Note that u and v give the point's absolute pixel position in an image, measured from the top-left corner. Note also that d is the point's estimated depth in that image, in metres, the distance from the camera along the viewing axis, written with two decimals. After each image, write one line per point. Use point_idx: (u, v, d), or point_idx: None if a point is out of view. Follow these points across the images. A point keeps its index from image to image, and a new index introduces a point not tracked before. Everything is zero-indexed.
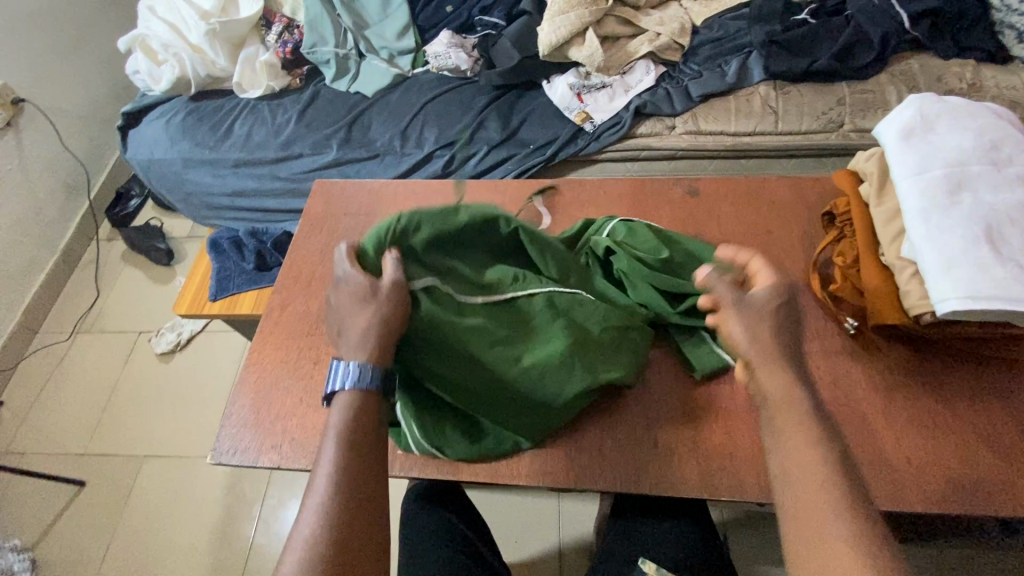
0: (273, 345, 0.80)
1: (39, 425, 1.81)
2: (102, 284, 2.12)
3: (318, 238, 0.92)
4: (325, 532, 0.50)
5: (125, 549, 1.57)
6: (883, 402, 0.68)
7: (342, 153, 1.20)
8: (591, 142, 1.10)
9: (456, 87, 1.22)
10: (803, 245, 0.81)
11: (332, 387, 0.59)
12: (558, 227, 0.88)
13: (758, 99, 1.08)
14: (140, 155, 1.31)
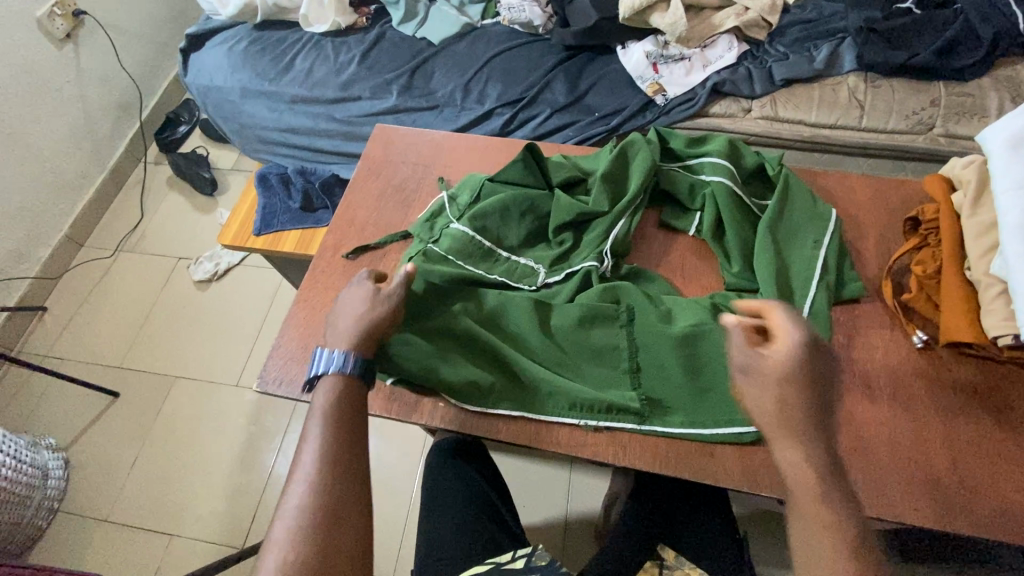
0: (324, 286, 0.80)
1: (80, 334, 1.88)
2: (147, 205, 2.16)
3: (376, 184, 0.90)
4: (320, 486, 0.58)
5: (153, 461, 1.65)
6: (944, 422, 0.65)
7: (402, 100, 1.17)
8: (660, 117, 1.05)
9: (526, 43, 1.18)
10: (877, 250, 0.77)
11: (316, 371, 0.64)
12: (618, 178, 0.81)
13: (845, 91, 1.02)
14: (199, 80, 1.31)
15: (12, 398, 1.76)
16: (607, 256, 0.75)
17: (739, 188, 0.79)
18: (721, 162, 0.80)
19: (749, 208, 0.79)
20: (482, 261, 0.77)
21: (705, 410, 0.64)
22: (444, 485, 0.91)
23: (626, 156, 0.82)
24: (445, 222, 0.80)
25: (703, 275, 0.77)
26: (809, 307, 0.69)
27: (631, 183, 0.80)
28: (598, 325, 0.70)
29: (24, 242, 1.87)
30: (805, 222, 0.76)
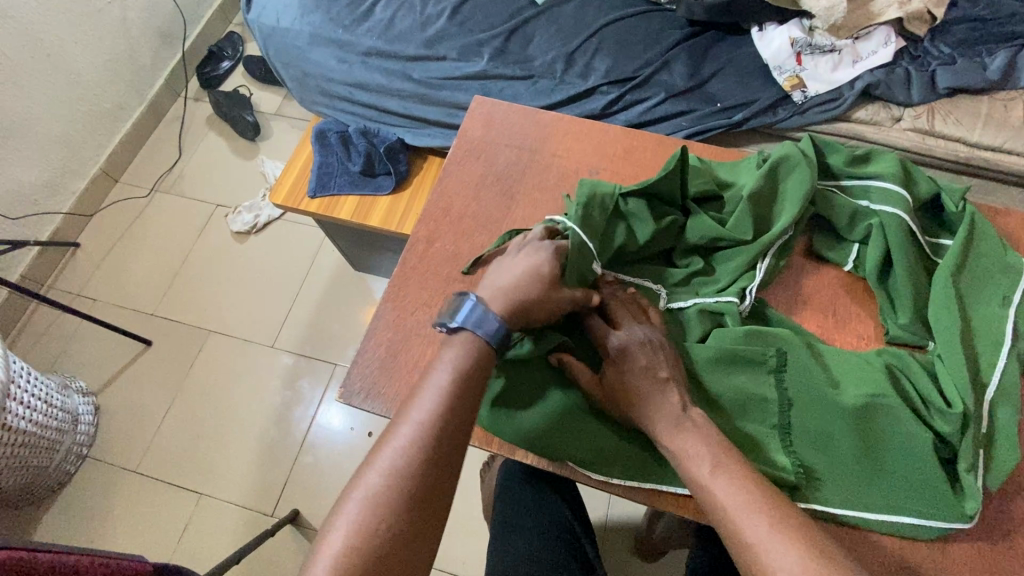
0: (415, 284, 0.70)
1: (113, 276, 1.82)
2: (185, 144, 2.05)
3: (474, 168, 0.79)
4: (422, 457, 0.49)
5: (184, 416, 1.60)
6: None
7: (493, 66, 1.04)
8: (794, 116, 0.91)
9: (643, 12, 1.03)
10: None
11: (461, 323, 0.56)
12: (771, 198, 0.68)
13: (1017, 109, 0.88)
14: (263, 19, 1.17)
15: (43, 336, 1.71)
16: (747, 295, 0.64)
17: (914, 221, 0.65)
18: (895, 189, 0.66)
19: (919, 246, 0.66)
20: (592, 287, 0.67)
21: (873, 488, 0.55)
22: (523, 504, 0.85)
23: (777, 174, 0.69)
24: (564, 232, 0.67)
25: (855, 321, 0.66)
26: (998, 378, 0.58)
27: (783, 211, 0.67)
28: (743, 370, 0.60)
29: (58, 173, 1.78)
30: (998, 272, 0.63)
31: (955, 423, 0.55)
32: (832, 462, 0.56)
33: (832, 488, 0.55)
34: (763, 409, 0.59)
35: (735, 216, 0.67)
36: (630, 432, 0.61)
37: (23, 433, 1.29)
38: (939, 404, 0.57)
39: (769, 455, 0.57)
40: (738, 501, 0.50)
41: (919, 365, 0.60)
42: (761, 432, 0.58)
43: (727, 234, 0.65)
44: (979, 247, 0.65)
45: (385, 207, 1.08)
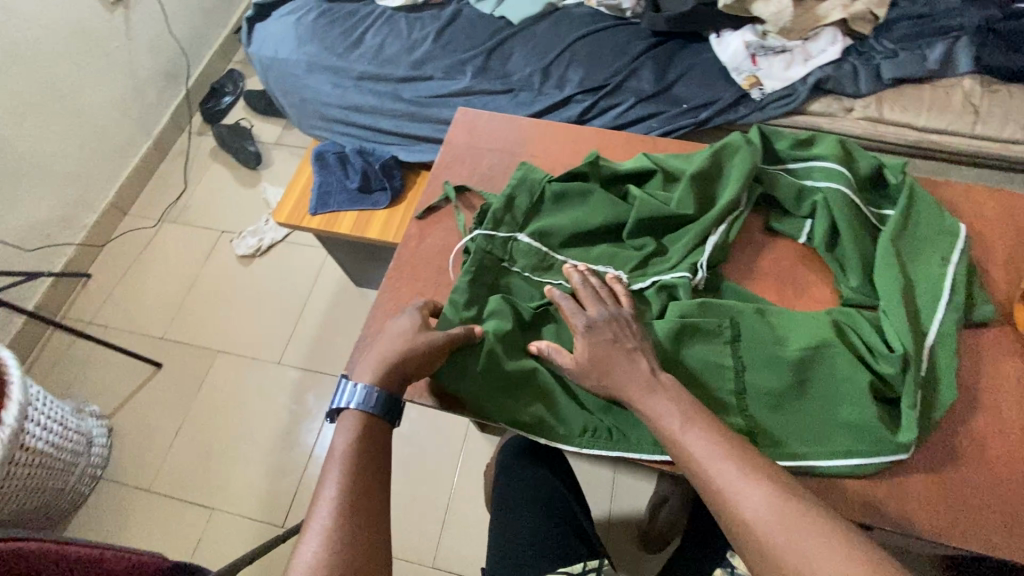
0: (411, 275, 0.77)
1: (123, 303, 1.89)
2: (190, 176, 2.15)
3: (460, 171, 0.86)
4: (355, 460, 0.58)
5: (194, 434, 1.65)
6: None
7: (476, 82, 1.12)
8: (755, 112, 0.99)
9: (611, 27, 1.12)
10: (1007, 271, 0.72)
11: (337, 405, 0.61)
12: (714, 177, 0.77)
13: (958, 95, 0.95)
14: (263, 51, 1.27)
15: (57, 364, 1.77)
16: (700, 268, 0.71)
17: (855, 193, 0.73)
18: (834, 167, 0.74)
19: (864, 217, 0.73)
20: (547, 270, 0.75)
21: (819, 437, 0.61)
22: (521, 481, 0.90)
23: (721, 158, 0.78)
24: (510, 230, 0.76)
25: (813, 288, 0.73)
26: (937, 327, 0.64)
27: (727, 187, 0.76)
28: (699, 340, 0.66)
29: (69, 208, 1.87)
30: (938, 236, 0.70)
31: (898, 364, 0.61)
32: (791, 412, 0.63)
33: (786, 441, 0.61)
34: (718, 374, 0.64)
35: (678, 194, 0.76)
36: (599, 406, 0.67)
37: (42, 452, 1.34)
38: (882, 350, 0.63)
39: (732, 411, 0.63)
40: (705, 443, 0.56)
41: (865, 319, 0.66)
42: (721, 396, 0.64)
43: (674, 211, 0.74)
44: (919, 216, 0.71)
45: (381, 221, 1.14)
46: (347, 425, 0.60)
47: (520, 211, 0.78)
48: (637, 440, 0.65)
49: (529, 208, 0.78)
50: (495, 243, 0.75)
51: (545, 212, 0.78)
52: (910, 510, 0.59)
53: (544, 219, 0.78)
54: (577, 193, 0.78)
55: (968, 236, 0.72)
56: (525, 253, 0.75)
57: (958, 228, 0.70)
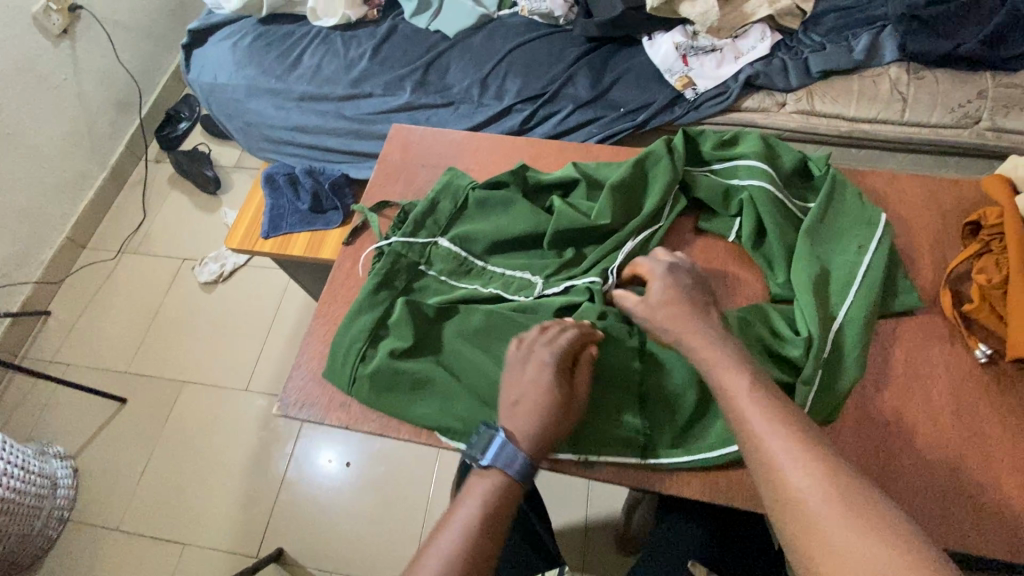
0: (344, 298, 0.76)
1: (85, 339, 1.85)
2: (149, 205, 2.11)
3: (394, 188, 0.85)
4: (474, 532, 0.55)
5: (163, 468, 1.62)
6: (1012, 442, 0.62)
7: (416, 97, 1.12)
8: (690, 112, 1.00)
9: (547, 34, 1.13)
10: (933, 256, 0.73)
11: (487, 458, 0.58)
12: (637, 182, 0.78)
13: (887, 83, 0.97)
14: (202, 77, 1.25)
15: (18, 406, 1.73)
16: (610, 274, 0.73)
17: (779, 190, 0.74)
18: (757, 165, 0.75)
19: (790, 212, 0.74)
20: (464, 275, 0.77)
21: (714, 433, 0.63)
22: None
23: (644, 166, 0.79)
24: (429, 235, 0.78)
25: (745, 285, 0.73)
26: (845, 311, 0.67)
27: (649, 195, 0.78)
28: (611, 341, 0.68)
29: (24, 245, 1.83)
30: (857, 227, 0.72)
31: (801, 347, 0.64)
32: (706, 407, 0.65)
33: (677, 443, 0.64)
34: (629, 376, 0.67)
35: (598, 206, 0.77)
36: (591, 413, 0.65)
37: None
38: (787, 335, 0.65)
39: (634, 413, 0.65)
40: None
41: (779, 311, 0.68)
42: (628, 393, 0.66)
43: (590, 222, 0.75)
44: (839, 208, 0.73)
45: (336, 240, 1.11)
46: (485, 481, 0.58)
47: (439, 216, 0.80)
48: (589, 440, 0.64)
49: (449, 214, 0.80)
50: (412, 248, 0.77)
51: (464, 218, 0.80)
52: None
53: (465, 224, 0.79)
54: (496, 200, 0.80)
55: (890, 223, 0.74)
56: (442, 258, 0.77)
57: (876, 217, 0.72)
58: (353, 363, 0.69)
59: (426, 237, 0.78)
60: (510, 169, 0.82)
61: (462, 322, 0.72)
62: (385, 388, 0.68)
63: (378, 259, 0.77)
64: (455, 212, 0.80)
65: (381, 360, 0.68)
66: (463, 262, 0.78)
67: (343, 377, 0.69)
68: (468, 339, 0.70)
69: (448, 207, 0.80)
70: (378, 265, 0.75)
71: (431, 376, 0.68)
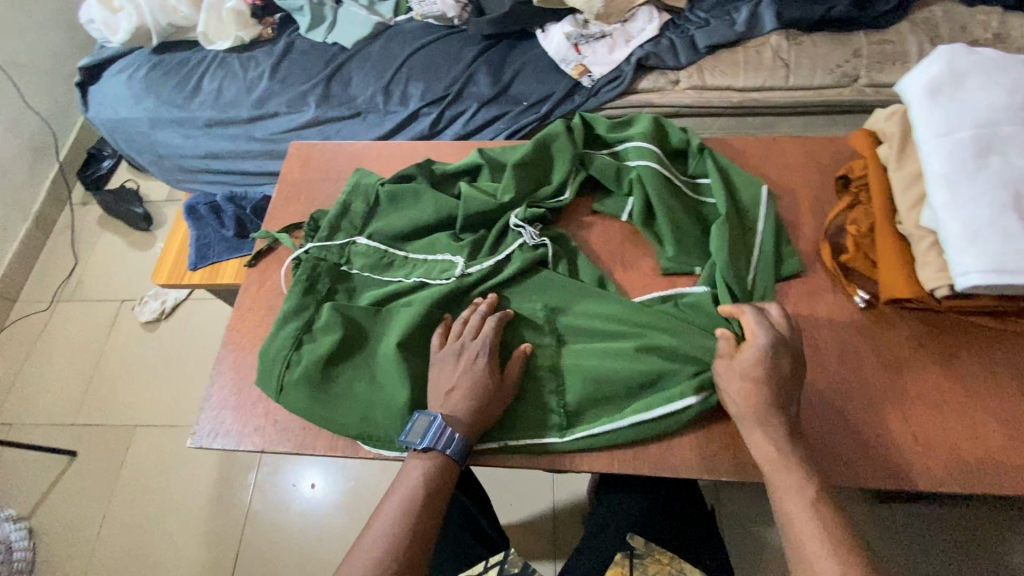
0: (254, 322, 0.76)
1: (26, 396, 1.78)
2: (80, 250, 2.04)
3: (298, 206, 0.85)
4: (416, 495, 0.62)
5: (122, 516, 1.58)
6: (891, 377, 0.65)
7: (322, 111, 1.11)
8: (590, 98, 1.03)
9: (444, 36, 1.14)
10: (814, 213, 0.77)
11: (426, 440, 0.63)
12: (541, 165, 0.80)
13: (769, 51, 1.01)
14: (103, 114, 1.22)
15: None
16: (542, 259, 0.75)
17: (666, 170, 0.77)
18: (646, 146, 0.77)
19: (678, 188, 0.77)
20: (386, 270, 0.76)
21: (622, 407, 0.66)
22: None
23: (547, 147, 0.81)
24: (346, 235, 0.77)
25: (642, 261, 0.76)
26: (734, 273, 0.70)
27: (556, 174, 0.79)
28: (526, 326, 0.71)
29: None
30: (744, 190, 0.76)
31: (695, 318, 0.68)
32: (610, 383, 0.68)
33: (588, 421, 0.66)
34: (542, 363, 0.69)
35: (503, 183, 0.78)
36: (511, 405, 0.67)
37: None
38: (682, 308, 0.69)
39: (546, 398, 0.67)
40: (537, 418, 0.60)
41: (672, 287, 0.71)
42: (535, 373, 0.69)
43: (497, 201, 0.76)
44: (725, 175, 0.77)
45: None
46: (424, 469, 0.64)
47: (351, 214, 0.78)
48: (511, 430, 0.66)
49: (362, 210, 0.78)
50: (330, 251, 0.75)
51: (377, 212, 0.79)
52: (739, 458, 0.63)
53: (380, 220, 0.78)
54: (408, 191, 0.79)
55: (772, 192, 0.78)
56: (360, 256, 0.76)
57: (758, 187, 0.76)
58: (280, 376, 0.68)
59: (341, 238, 0.77)
60: (419, 162, 0.81)
61: (392, 319, 0.71)
62: (311, 400, 0.67)
63: (297, 268, 0.75)
64: (368, 208, 0.79)
65: (309, 362, 0.68)
66: (382, 257, 0.76)
67: (273, 391, 0.68)
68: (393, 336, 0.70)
69: (359, 205, 0.79)
70: (298, 273, 0.73)
71: (357, 379, 0.69)
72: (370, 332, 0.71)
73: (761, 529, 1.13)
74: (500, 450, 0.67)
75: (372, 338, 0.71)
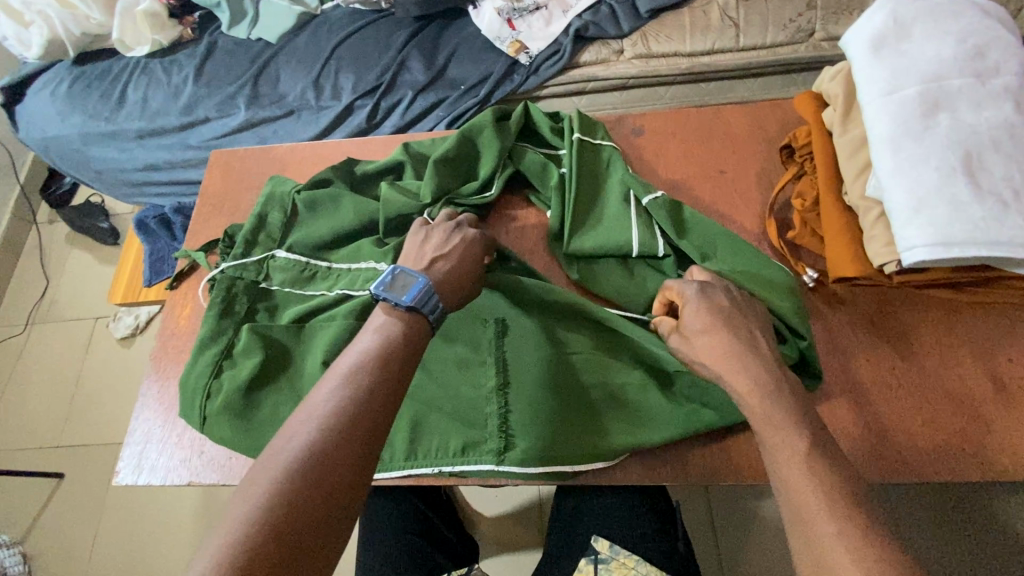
0: (179, 348, 0.73)
1: (11, 421, 1.78)
2: (50, 270, 2.01)
3: (218, 220, 0.81)
4: (355, 376, 0.48)
5: (113, 533, 1.58)
6: (844, 361, 0.61)
7: (252, 112, 1.05)
8: (529, 77, 0.96)
9: (372, 21, 1.08)
10: (761, 187, 0.71)
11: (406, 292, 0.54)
12: (468, 160, 0.75)
13: (715, 10, 0.94)
14: (33, 134, 1.17)
15: None
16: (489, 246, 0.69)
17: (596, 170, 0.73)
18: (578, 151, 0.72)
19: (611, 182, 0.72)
20: (307, 284, 0.71)
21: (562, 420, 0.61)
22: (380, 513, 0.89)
23: (472, 139, 0.75)
24: (264, 250, 0.73)
25: None
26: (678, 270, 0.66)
27: (483, 168, 0.74)
28: (463, 341, 0.66)
29: None
30: None
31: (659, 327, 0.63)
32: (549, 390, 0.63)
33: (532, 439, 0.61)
34: (483, 372, 0.64)
35: (424, 182, 0.73)
36: (444, 422, 0.62)
37: None
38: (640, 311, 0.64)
39: (482, 412, 0.62)
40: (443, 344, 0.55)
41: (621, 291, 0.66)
42: (475, 387, 0.64)
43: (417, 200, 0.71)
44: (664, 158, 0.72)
45: None
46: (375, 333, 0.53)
47: (267, 227, 0.74)
48: (441, 449, 0.61)
49: (279, 221, 0.74)
50: (247, 268, 0.71)
51: (296, 223, 0.74)
52: (688, 462, 0.59)
53: (299, 230, 0.74)
54: (324, 197, 0.74)
55: (733, 187, 0.72)
56: (278, 273, 0.72)
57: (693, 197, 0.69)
58: (199, 406, 0.65)
59: (260, 254, 0.73)
60: (335, 164, 0.77)
61: (315, 337, 0.67)
62: (232, 431, 0.63)
63: (213, 290, 0.71)
64: (284, 219, 0.74)
65: (228, 390, 0.64)
66: (302, 271, 0.72)
67: (193, 423, 0.65)
68: (315, 356, 0.66)
69: (277, 217, 0.75)
70: (214, 294, 0.70)
71: (282, 401, 0.65)
72: (294, 352, 0.67)
73: (750, 502, 1.08)
74: (450, 476, 0.61)
75: (297, 359, 0.67)
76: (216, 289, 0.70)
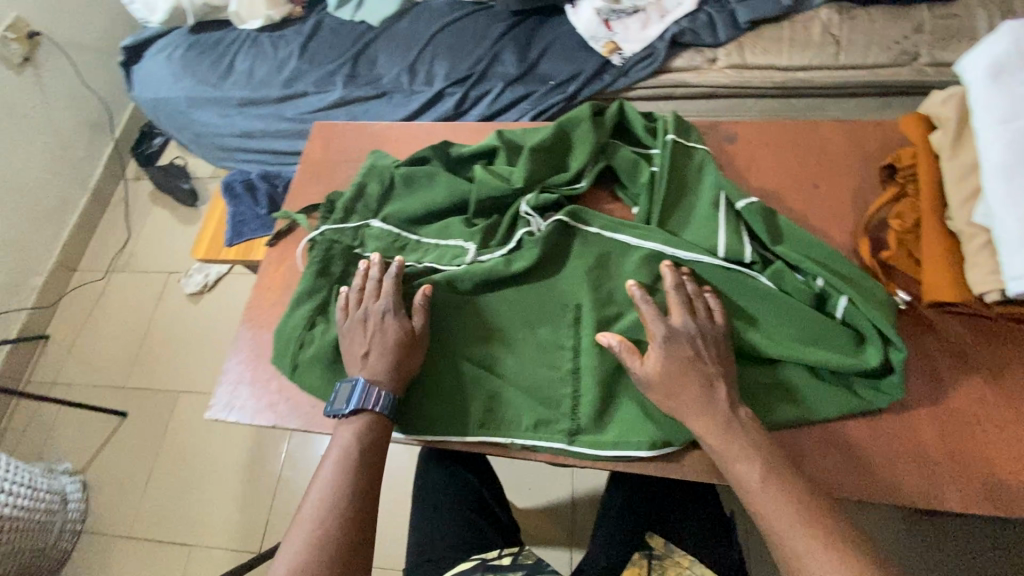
0: (272, 300, 0.78)
1: (82, 359, 1.89)
2: (131, 221, 2.11)
3: (316, 187, 0.86)
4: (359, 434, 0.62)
5: (164, 476, 1.66)
6: (931, 385, 0.60)
7: (348, 91, 1.11)
8: (620, 78, 0.98)
9: (471, 13, 1.12)
10: (854, 204, 0.71)
11: None
12: (562, 150, 0.77)
13: (818, 26, 0.94)
14: (145, 94, 1.26)
15: (25, 430, 1.76)
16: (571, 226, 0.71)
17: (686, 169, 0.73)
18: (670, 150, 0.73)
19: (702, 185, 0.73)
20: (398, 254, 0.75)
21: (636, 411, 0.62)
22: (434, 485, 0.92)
23: (567, 131, 0.78)
24: (361, 218, 0.77)
25: None
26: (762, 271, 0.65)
27: (575, 160, 0.76)
28: (551, 322, 0.68)
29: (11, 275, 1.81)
30: None
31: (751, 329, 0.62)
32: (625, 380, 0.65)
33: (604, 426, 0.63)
34: (562, 356, 0.66)
35: (518, 168, 0.75)
36: (520, 397, 0.65)
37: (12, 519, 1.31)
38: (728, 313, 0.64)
39: (558, 393, 0.64)
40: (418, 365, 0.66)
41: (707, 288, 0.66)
42: (552, 368, 0.66)
43: (509, 185, 0.74)
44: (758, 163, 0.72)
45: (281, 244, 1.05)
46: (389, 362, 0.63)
47: (366, 197, 0.78)
48: (515, 422, 0.64)
49: (377, 192, 0.78)
50: (344, 233, 0.75)
51: (394, 195, 0.78)
52: None
53: (394, 203, 0.78)
54: (421, 173, 0.78)
55: (826, 202, 0.71)
56: (373, 239, 0.75)
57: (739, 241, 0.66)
58: (294, 355, 0.70)
59: (357, 221, 0.77)
60: (434, 144, 0.81)
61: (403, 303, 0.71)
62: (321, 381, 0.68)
63: (312, 249, 0.75)
64: (382, 190, 0.79)
65: (321, 343, 0.69)
66: (394, 240, 0.75)
67: (286, 370, 0.70)
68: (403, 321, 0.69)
69: (376, 188, 0.79)
70: (313, 254, 0.74)
71: None
72: None
73: None
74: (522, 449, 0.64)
75: None
76: (315, 250, 0.75)
